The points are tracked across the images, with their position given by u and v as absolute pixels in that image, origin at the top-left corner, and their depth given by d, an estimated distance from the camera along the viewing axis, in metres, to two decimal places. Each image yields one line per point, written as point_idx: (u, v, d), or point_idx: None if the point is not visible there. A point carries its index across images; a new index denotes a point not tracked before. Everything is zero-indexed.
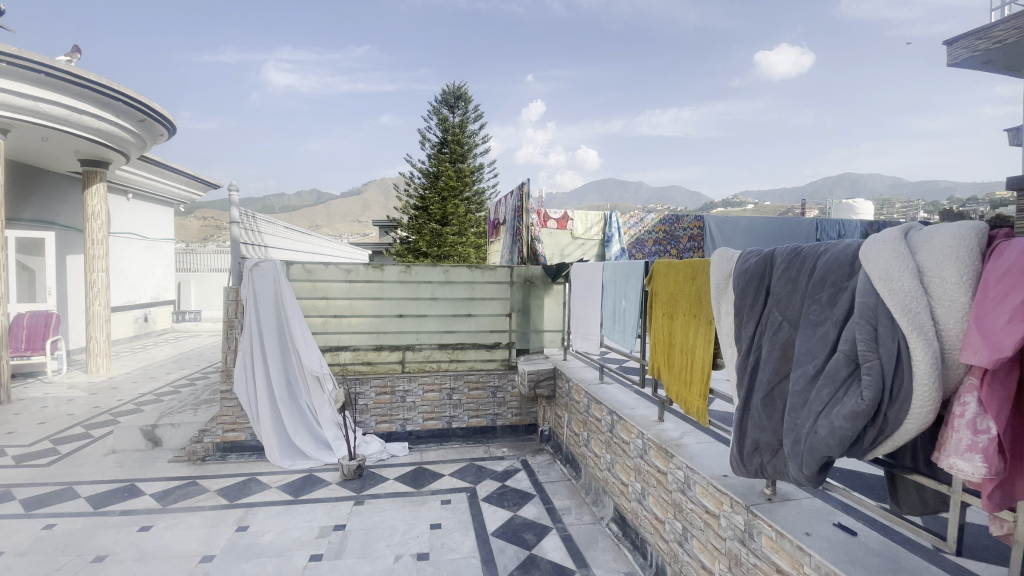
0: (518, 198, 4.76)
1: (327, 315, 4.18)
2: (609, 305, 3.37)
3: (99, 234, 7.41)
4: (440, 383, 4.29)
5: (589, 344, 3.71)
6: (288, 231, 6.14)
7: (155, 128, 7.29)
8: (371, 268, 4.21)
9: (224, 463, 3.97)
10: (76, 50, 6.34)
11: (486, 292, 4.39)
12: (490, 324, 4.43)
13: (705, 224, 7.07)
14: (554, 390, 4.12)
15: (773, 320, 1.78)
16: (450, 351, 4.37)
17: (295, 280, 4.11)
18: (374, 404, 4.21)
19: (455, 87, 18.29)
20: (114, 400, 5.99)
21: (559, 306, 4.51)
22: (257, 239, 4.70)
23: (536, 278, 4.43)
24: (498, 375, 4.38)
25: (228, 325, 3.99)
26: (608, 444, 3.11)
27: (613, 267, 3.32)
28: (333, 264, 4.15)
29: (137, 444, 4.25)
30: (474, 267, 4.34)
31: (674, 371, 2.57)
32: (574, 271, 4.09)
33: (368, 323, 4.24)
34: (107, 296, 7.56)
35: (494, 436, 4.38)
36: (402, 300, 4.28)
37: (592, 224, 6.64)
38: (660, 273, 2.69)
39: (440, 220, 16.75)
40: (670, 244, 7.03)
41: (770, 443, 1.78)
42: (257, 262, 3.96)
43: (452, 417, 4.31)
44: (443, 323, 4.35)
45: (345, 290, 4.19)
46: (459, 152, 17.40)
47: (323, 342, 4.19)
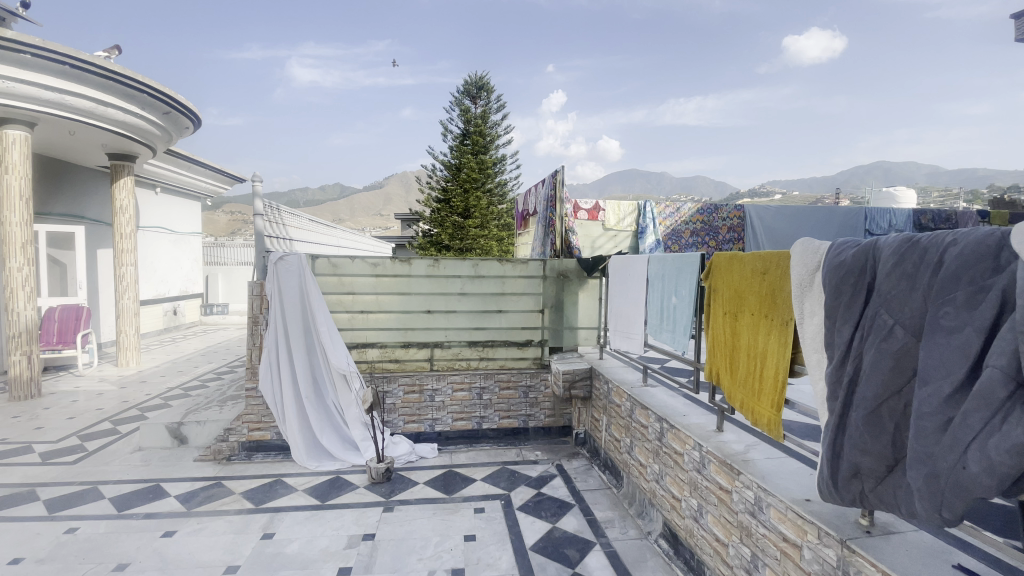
0: (551, 187, 4.49)
1: (354, 311, 4.01)
2: (656, 303, 3.11)
3: (127, 228, 7.44)
4: (470, 383, 4.07)
5: (631, 343, 3.45)
6: (313, 224, 6.01)
7: (180, 121, 7.25)
8: (398, 261, 4.02)
9: (249, 463, 3.85)
10: (116, 50, 6.33)
11: (518, 287, 4.16)
12: (522, 321, 4.19)
13: (745, 214, 6.75)
14: (591, 390, 3.88)
15: (881, 324, 1.51)
16: (480, 348, 4.16)
17: (321, 274, 3.95)
18: (402, 403, 4.02)
19: (478, 77, 18.01)
20: (143, 394, 5.99)
21: (594, 301, 4.24)
22: (281, 231, 4.55)
23: (571, 272, 4.17)
24: (531, 374, 4.14)
25: (253, 321, 3.86)
26: (656, 453, 2.85)
27: (659, 261, 3.06)
28: (359, 257, 3.98)
29: (163, 442, 4.18)
30: (505, 260, 4.11)
31: (739, 377, 2.31)
32: (612, 264, 3.83)
33: (395, 318, 4.06)
34: (136, 290, 7.59)
35: (526, 438, 4.16)
36: (430, 295, 4.08)
37: (624, 215, 6.37)
38: (722, 267, 2.42)
39: (462, 213, 16.56)
40: (708, 235, 6.69)
41: (875, 469, 1.53)
42: (282, 255, 3.81)
43: (482, 418, 4.10)
44: (472, 319, 4.14)
45: (372, 285, 4.01)
46: (481, 143, 17.13)
47: (350, 338, 4.03)
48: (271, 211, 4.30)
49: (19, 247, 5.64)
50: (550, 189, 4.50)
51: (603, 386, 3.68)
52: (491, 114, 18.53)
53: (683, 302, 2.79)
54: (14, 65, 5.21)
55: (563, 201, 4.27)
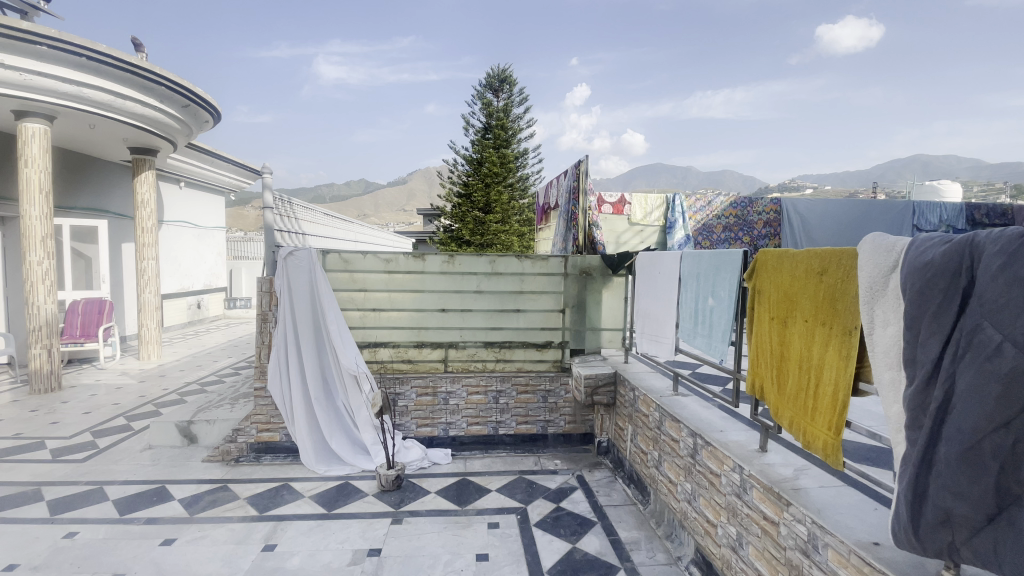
0: (575, 179, 4.19)
1: (365, 309, 3.83)
2: (690, 304, 2.83)
3: (149, 222, 7.48)
4: (487, 386, 3.85)
5: (660, 349, 3.19)
6: (328, 218, 5.86)
7: (199, 114, 7.21)
8: (411, 258, 3.81)
9: (257, 466, 3.71)
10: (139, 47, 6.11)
11: (537, 285, 3.90)
12: (542, 321, 3.94)
13: (782, 207, 6.36)
14: (615, 397, 3.63)
15: (983, 341, 1.22)
16: (497, 350, 3.93)
17: (332, 271, 3.79)
18: (415, 406, 3.82)
19: (500, 70, 17.75)
20: (161, 389, 5.98)
21: (619, 301, 3.96)
22: (294, 226, 4.39)
23: (595, 270, 3.90)
24: (550, 378, 3.89)
25: (261, 318, 3.71)
26: (688, 471, 2.58)
27: (694, 258, 2.77)
28: (371, 253, 3.79)
29: (173, 441, 4.09)
30: (524, 257, 3.85)
31: (789, 393, 2.03)
32: (640, 260, 3.55)
33: (409, 317, 3.86)
34: (157, 284, 7.62)
35: (545, 446, 3.91)
36: (444, 293, 3.86)
37: (652, 208, 6.02)
38: (772, 266, 2.13)
39: (484, 207, 16.36)
40: (742, 231, 6.34)
41: (972, 518, 1.25)
42: (292, 251, 3.65)
43: (498, 423, 3.87)
44: (489, 319, 3.91)
45: (385, 282, 3.82)
46: (503, 137, 16.88)
47: (361, 337, 3.85)
48: (282, 204, 4.16)
49: (40, 241, 5.67)
50: (573, 181, 4.21)
51: (628, 392, 3.42)
52: (514, 107, 18.27)
53: (723, 306, 2.51)
54: (31, 58, 5.18)
55: (587, 194, 3.97)
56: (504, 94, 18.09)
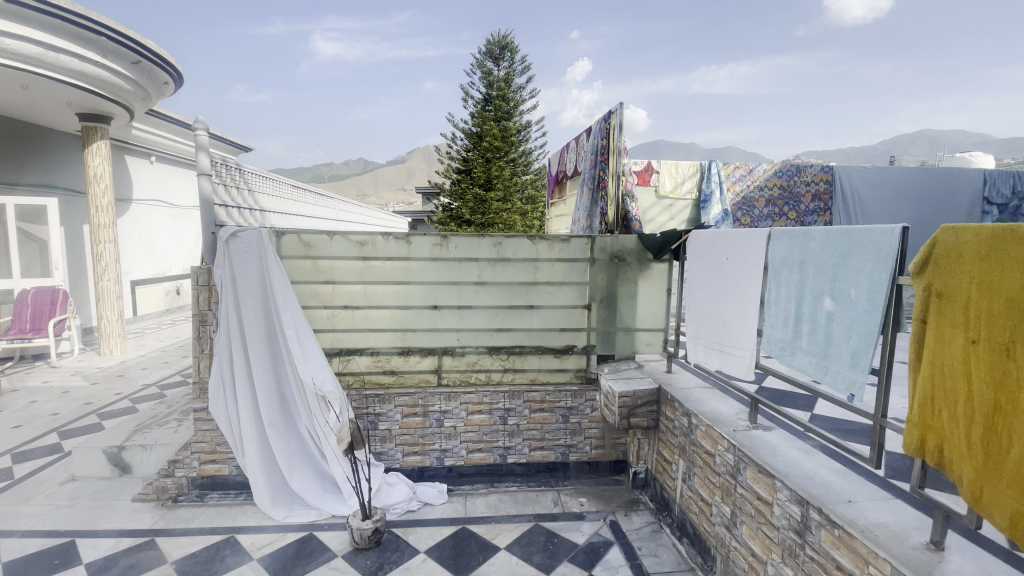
0: (602, 134, 3.22)
1: (334, 305, 2.96)
2: (788, 306, 1.98)
3: (104, 200, 6.57)
4: (492, 404, 3.00)
5: (733, 364, 2.34)
6: (296, 191, 4.94)
7: (155, 75, 6.23)
8: (393, 240, 2.93)
9: (200, 508, 2.90)
10: None
11: (555, 274, 3.02)
12: (561, 320, 3.06)
13: (834, 176, 5.44)
14: (658, 419, 2.82)
15: None
16: (503, 357, 3.05)
17: (290, 257, 2.92)
18: (400, 430, 2.98)
19: (501, 36, 16.53)
20: (113, 393, 5.15)
21: (661, 293, 3.08)
22: (247, 199, 3.50)
23: (629, 254, 3.02)
24: (572, 393, 3.03)
25: (199, 320, 2.88)
26: (792, 552, 1.79)
27: (797, 240, 1.91)
28: (339, 234, 2.91)
29: (101, 471, 3.29)
30: (538, 237, 2.97)
31: (1013, 469, 1.19)
32: (693, 242, 2.68)
33: (391, 316, 2.98)
34: (117, 270, 6.76)
35: (566, 477, 3.09)
36: (436, 285, 2.98)
37: (683, 178, 5.12)
38: (979, 253, 1.27)
39: (484, 184, 15.34)
40: (788, 205, 5.41)
41: None
42: (235, 231, 2.80)
43: (506, 450, 3.04)
44: (494, 317, 3.02)
45: (359, 272, 2.95)
46: (505, 108, 15.75)
47: (329, 342, 2.98)
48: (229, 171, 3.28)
49: None
50: (600, 138, 3.23)
51: (679, 415, 2.61)
52: (515, 76, 17.07)
53: (855, 312, 1.66)
54: None
55: (618, 153, 3.00)
56: (506, 62, 16.91)
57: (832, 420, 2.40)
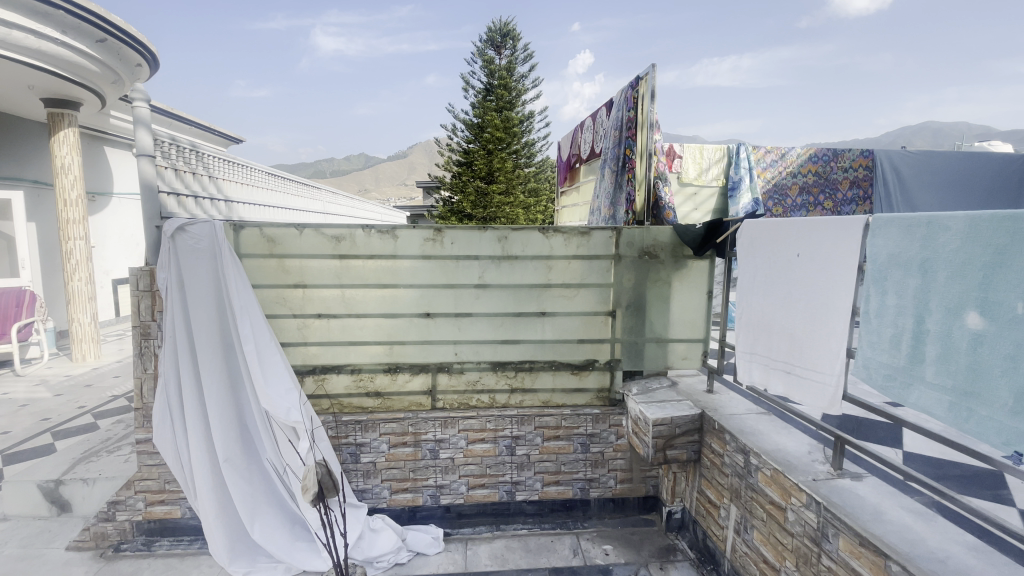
0: (629, 104, 2.66)
1: (304, 313, 2.44)
2: (901, 321, 1.46)
3: (73, 193, 6.06)
4: (497, 431, 2.48)
5: (809, 391, 1.83)
6: (261, 175, 4.45)
7: (124, 54, 5.66)
8: (377, 234, 2.41)
9: (145, 560, 2.39)
10: None
11: (573, 273, 2.49)
12: (580, 329, 2.53)
13: (876, 161, 4.87)
14: (701, 451, 2.33)
15: None
16: (510, 375, 2.53)
17: (250, 255, 2.40)
18: (387, 463, 2.47)
19: (502, 24, 15.95)
20: (77, 407, 4.65)
21: (700, 296, 2.55)
22: (201, 184, 2.99)
23: (662, 249, 2.50)
24: (594, 418, 2.51)
25: (142, 333, 2.38)
26: None
27: (919, 232, 1.40)
28: (310, 227, 2.39)
29: (37, 510, 2.78)
30: (552, 229, 2.44)
31: None
32: (749, 232, 2.16)
33: (375, 327, 2.46)
34: (89, 269, 6.27)
35: (585, 517, 2.58)
36: (429, 288, 2.46)
37: (709, 164, 4.59)
38: None
39: (486, 176, 14.78)
40: (824, 193, 4.85)
41: None
42: (182, 225, 2.30)
43: (515, 485, 2.53)
44: (498, 326, 2.50)
45: (335, 273, 2.42)
46: (507, 98, 15.18)
47: (300, 358, 2.46)
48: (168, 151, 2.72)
49: None
50: (627, 110, 2.67)
51: (731, 451, 2.11)
52: (517, 65, 16.45)
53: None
54: None
55: (650, 127, 2.44)
56: (508, 51, 16.29)
57: (933, 462, 1.86)
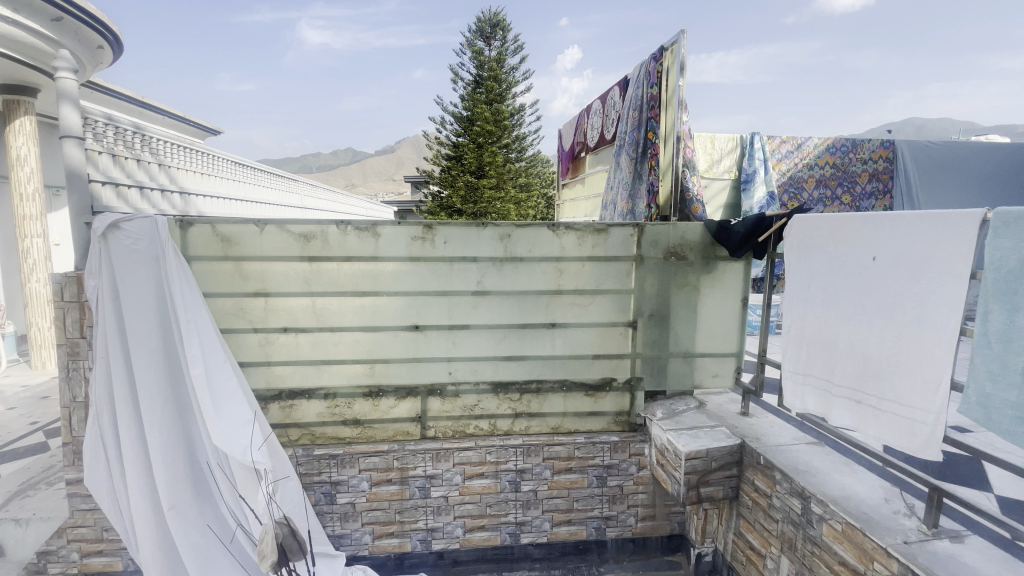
0: (650, 79, 2.27)
1: (268, 327, 2.04)
2: None
3: (29, 188, 5.52)
4: (499, 464, 2.11)
5: (892, 427, 1.51)
6: (225, 165, 4.01)
7: (84, 36, 5.02)
8: (356, 231, 2.01)
9: None
10: None
11: (587, 277, 2.12)
12: (595, 343, 2.16)
13: (896, 152, 4.56)
14: (740, 488, 1.99)
15: None
16: (514, 398, 2.15)
17: (200, 258, 1.99)
18: (369, 504, 2.09)
19: (492, 14, 15.48)
20: (28, 423, 4.17)
21: (734, 305, 2.19)
22: (140, 175, 2.55)
23: (691, 249, 2.13)
24: (612, 447, 2.15)
25: (68, 352, 1.96)
26: None
27: None
28: (273, 223, 1.98)
29: None
30: (563, 225, 2.07)
31: None
32: (804, 230, 1.81)
33: (353, 343, 2.07)
34: (47, 269, 5.75)
35: (601, 562, 2.20)
36: (418, 296, 2.07)
37: (720, 155, 4.24)
38: None
39: (476, 171, 14.35)
40: (842, 186, 4.53)
41: None
42: (115, 221, 1.88)
43: (519, 526, 2.16)
44: (500, 341, 2.12)
45: (304, 280, 2.02)
46: (497, 90, 14.73)
47: (263, 381, 2.06)
48: (96, 128, 2.26)
49: None
50: (648, 87, 2.29)
51: (782, 492, 1.77)
52: (508, 56, 15.98)
53: None
54: None
55: (678, 105, 2.07)
56: (498, 42, 15.80)
57: None
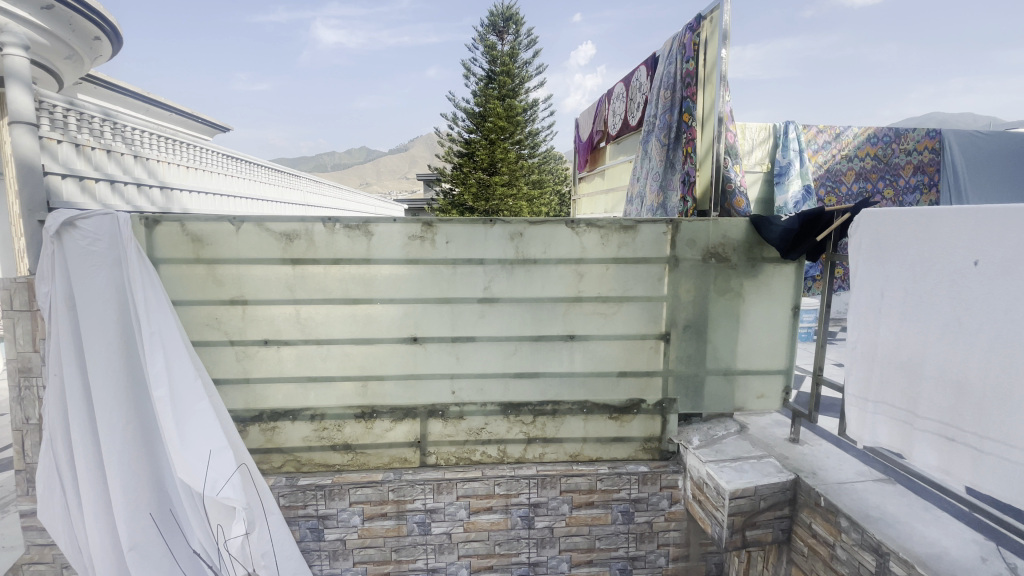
0: (686, 53, 1.97)
1: (246, 340, 1.79)
2: None
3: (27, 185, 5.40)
4: (510, 498, 1.83)
5: (1000, 475, 1.20)
6: (215, 158, 3.81)
7: (76, 23, 4.80)
8: (345, 229, 1.75)
9: None
10: None
11: (612, 283, 1.83)
12: (620, 359, 1.87)
13: (943, 142, 4.15)
14: (793, 531, 1.68)
15: None
16: (527, 422, 1.88)
17: (168, 261, 1.74)
18: (361, 541, 1.82)
19: (505, 8, 15.18)
20: None
21: (783, 315, 1.89)
22: (102, 163, 2.35)
23: (733, 250, 1.83)
24: (639, 478, 1.86)
25: (19, 367, 1.73)
26: None
27: None
28: (250, 221, 1.72)
29: None
30: (584, 222, 1.78)
31: None
32: (878, 226, 1.50)
33: (342, 358, 1.81)
34: None
35: None
36: (416, 305, 1.80)
37: (751, 145, 3.92)
38: None
39: (488, 168, 14.08)
40: (883, 179, 4.17)
41: None
42: (69, 218, 1.63)
43: (533, 567, 1.88)
44: (510, 355, 1.84)
45: (286, 285, 1.76)
46: (510, 85, 14.43)
47: (242, 402, 1.81)
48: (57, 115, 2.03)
49: None
50: (683, 62, 1.98)
51: (849, 543, 1.45)
52: (520, 51, 15.66)
53: None
54: None
55: (720, 82, 1.77)
56: (510, 36, 15.47)
57: None
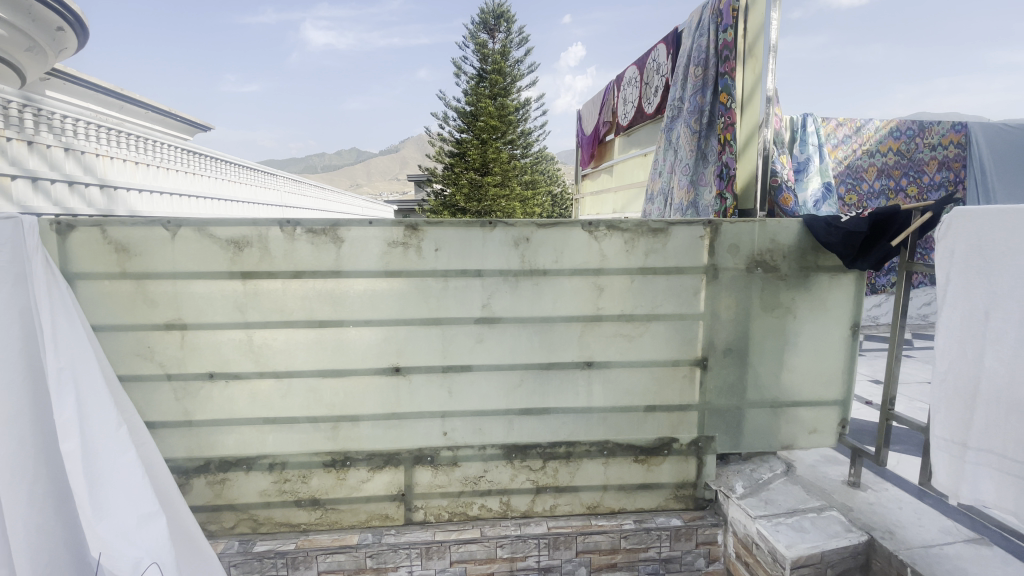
0: (721, 21, 1.66)
1: (187, 373, 1.44)
2: None
3: None
4: (514, 562, 1.49)
5: None
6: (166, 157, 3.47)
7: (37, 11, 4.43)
8: (308, 234, 1.40)
9: None
10: None
11: (636, 298, 1.50)
12: (647, 390, 1.54)
13: (968, 137, 3.91)
14: None
15: None
16: (535, 468, 1.55)
17: (88, 276, 1.39)
18: None
19: (496, 5, 14.86)
20: None
21: (840, 335, 1.57)
22: None
23: (783, 257, 1.52)
24: (672, 534, 1.53)
25: None
26: None
27: None
28: (189, 224, 1.38)
29: None
30: (604, 224, 1.46)
31: None
32: (981, 228, 1.18)
33: (307, 393, 1.47)
34: None
35: None
36: (398, 327, 1.46)
37: None
38: None
39: (481, 168, 13.75)
40: (907, 176, 3.89)
41: None
42: None
43: None
44: (514, 387, 1.51)
45: (236, 306, 1.42)
46: (502, 84, 14.11)
47: (184, 449, 1.47)
48: None
49: None
50: (717, 32, 1.68)
51: None
52: (512, 49, 15.34)
53: None
54: None
55: (769, 52, 1.49)
56: (502, 34, 15.14)
57: None
